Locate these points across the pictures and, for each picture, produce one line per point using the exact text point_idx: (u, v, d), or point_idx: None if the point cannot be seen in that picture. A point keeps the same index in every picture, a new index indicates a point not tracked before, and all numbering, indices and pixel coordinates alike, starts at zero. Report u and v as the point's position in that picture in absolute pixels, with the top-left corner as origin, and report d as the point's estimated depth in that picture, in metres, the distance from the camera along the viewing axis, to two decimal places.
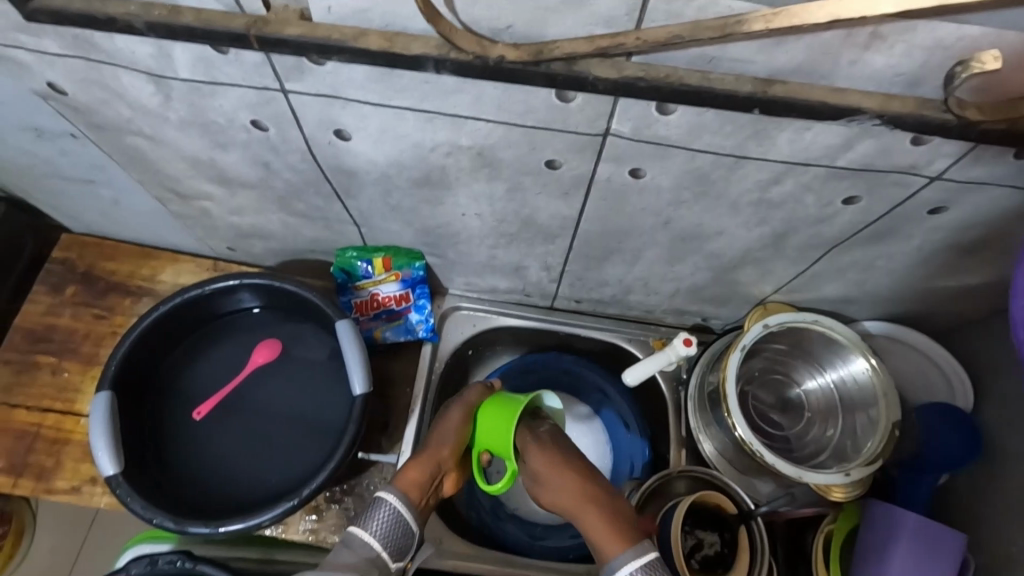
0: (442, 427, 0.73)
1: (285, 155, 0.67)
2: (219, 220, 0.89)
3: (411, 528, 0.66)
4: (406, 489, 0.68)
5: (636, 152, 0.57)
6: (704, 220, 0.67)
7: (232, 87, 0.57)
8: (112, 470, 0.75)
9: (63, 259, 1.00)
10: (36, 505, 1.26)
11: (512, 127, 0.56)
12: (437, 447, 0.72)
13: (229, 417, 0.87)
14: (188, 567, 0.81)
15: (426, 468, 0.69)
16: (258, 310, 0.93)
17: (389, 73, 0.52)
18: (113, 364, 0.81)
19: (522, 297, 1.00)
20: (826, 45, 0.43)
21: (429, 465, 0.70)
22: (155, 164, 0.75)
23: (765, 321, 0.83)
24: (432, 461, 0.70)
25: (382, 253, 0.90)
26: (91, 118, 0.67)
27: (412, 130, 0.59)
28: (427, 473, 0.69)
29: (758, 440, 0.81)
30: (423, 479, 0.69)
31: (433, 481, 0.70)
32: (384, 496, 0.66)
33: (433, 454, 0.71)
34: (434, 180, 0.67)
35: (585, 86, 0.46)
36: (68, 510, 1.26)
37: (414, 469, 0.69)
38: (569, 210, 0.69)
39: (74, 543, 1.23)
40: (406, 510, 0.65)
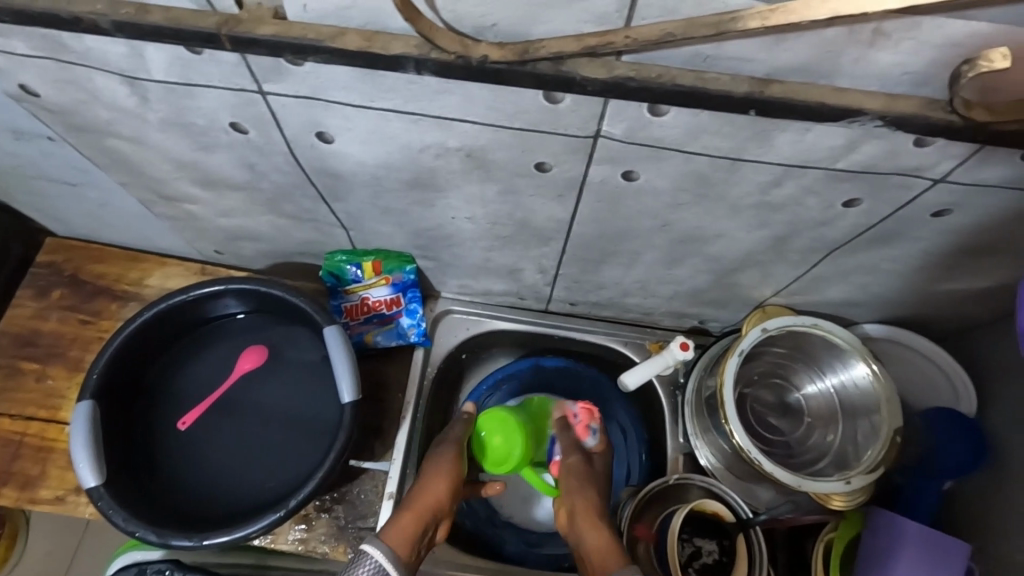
0: (431, 473, 0.77)
1: (269, 157, 0.65)
2: (206, 223, 0.87)
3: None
4: (397, 540, 0.69)
5: (631, 154, 0.55)
6: (702, 222, 0.65)
7: (210, 88, 0.55)
8: (94, 481, 0.73)
9: (49, 263, 0.98)
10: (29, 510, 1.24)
11: (500, 128, 0.54)
12: (428, 497, 0.74)
13: (216, 425, 0.85)
14: None
15: (416, 517, 0.71)
16: (245, 315, 0.91)
17: (371, 73, 0.50)
18: (95, 372, 0.79)
19: (516, 299, 0.98)
20: (827, 43, 0.41)
21: (419, 514, 0.72)
22: (137, 167, 0.73)
23: (764, 325, 0.81)
24: (422, 508, 0.73)
25: (373, 256, 0.88)
26: (68, 119, 0.65)
27: (398, 131, 0.57)
28: (416, 523, 0.71)
29: (757, 448, 0.79)
30: (411, 528, 0.70)
31: (425, 534, 0.72)
32: (370, 545, 0.66)
33: (420, 503, 0.73)
34: (424, 182, 0.65)
35: (573, 86, 0.44)
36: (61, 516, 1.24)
37: (406, 514, 0.72)
38: (563, 212, 0.67)
39: (68, 548, 1.22)
40: (392, 560, 0.65)
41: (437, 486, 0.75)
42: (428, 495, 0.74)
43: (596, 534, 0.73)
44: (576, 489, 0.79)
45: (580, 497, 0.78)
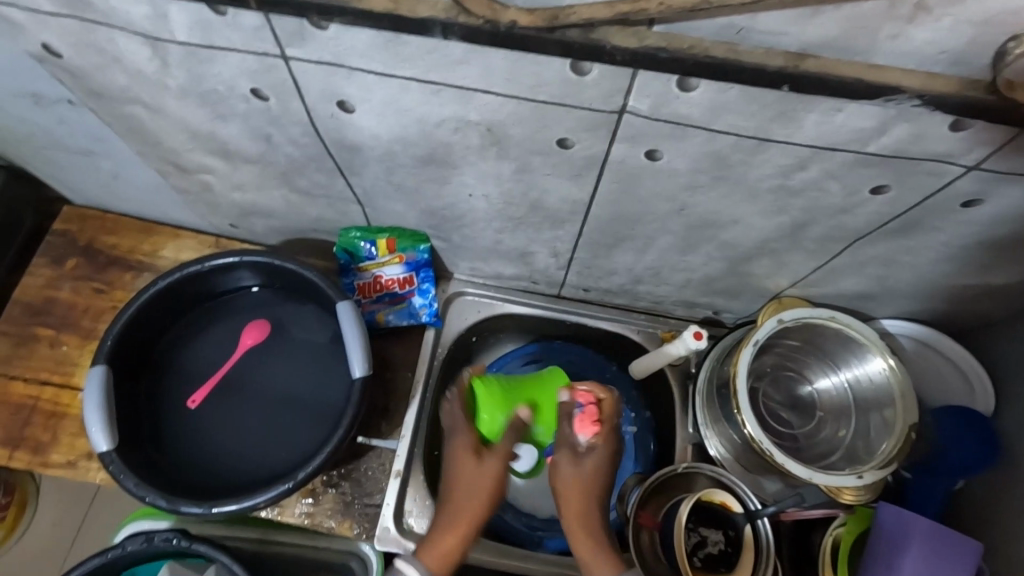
0: (470, 484, 0.74)
1: (286, 127, 0.64)
2: (221, 196, 0.87)
3: None
4: (433, 562, 0.70)
5: (653, 132, 0.54)
6: (721, 208, 0.64)
7: (230, 52, 0.54)
8: (105, 447, 0.73)
9: (64, 232, 0.99)
10: (38, 477, 1.26)
11: (522, 102, 0.53)
12: (468, 508, 0.73)
13: (226, 401, 0.85)
14: (184, 545, 0.82)
15: (460, 538, 0.71)
16: (258, 289, 0.91)
17: (393, 40, 0.49)
18: (108, 339, 0.79)
19: (528, 284, 0.98)
20: (865, 17, 0.39)
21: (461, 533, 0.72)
22: (154, 134, 0.73)
23: (779, 315, 0.80)
24: (465, 528, 0.72)
25: (386, 235, 0.88)
26: (87, 84, 0.65)
27: (418, 103, 0.56)
28: (458, 542, 0.71)
29: (768, 439, 0.78)
30: (449, 551, 0.71)
31: (464, 546, 0.72)
32: (405, 568, 0.68)
33: (459, 522, 0.72)
34: (440, 158, 0.64)
35: (601, 56, 0.43)
36: (70, 486, 1.27)
37: (451, 534, 0.71)
38: (580, 193, 0.66)
39: (74, 519, 1.24)
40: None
41: (474, 504, 0.73)
42: (470, 513, 0.72)
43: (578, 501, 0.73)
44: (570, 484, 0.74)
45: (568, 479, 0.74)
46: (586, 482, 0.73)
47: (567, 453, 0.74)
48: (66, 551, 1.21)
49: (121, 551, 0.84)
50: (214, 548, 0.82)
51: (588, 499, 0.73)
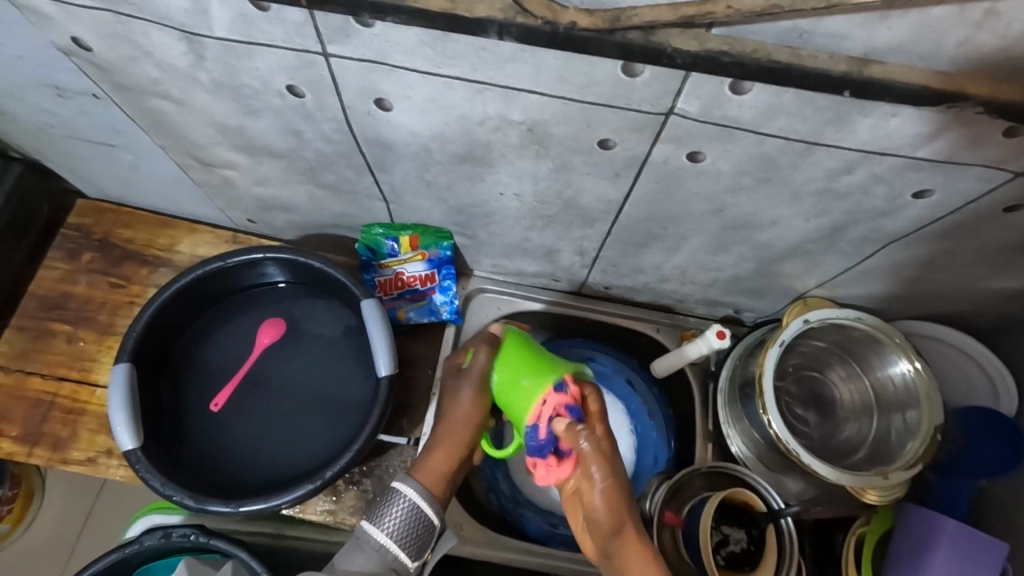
0: (454, 405, 0.72)
1: (319, 124, 0.63)
2: (243, 190, 0.86)
3: (432, 520, 0.69)
4: (425, 479, 0.70)
5: (700, 134, 0.53)
6: (760, 209, 0.64)
7: (270, 48, 0.53)
8: (131, 445, 0.73)
9: (78, 225, 0.98)
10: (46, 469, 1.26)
11: (569, 102, 0.52)
12: (456, 426, 0.72)
13: (247, 400, 0.84)
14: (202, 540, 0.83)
15: (448, 457, 0.71)
16: (282, 284, 0.90)
17: (442, 38, 0.48)
18: (131, 336, 0.78)
19: (549, 281, 0.98)
20: (934, 22, 0.39)
21: (450, 453, 0.72)
22: (180, 128, 0.72)
23: (806, 316, 0.80)
24: (453, 447, 0.72)
25: (409, 231, 0.87)
26: (117, 78, 0.64)
27: (461, 101, 0.55)
28: (450, 463, 0.72)
29: (794, 439, 0.78)
30: (443, 467, 0.71)
31: (456, 463, 0.72)
32: (401, 488, 0.69)
33: (449, 444, 0.72)
34: (477, 156, 0.64)
35: (662, 59, 0.42)
36: (78, 477, 1.26)
37: (438, 454, 0.71)
38: (615, 192, 0.66)
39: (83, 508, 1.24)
40: (425, 502, 0.69)
41: (462, 424, 0.72)
42: (458, 437, 0.72)
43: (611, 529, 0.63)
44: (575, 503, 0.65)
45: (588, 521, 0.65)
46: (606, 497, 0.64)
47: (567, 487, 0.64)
48: (75, 544, 1.21)
49: (139, 546, 0.83)
50: (234, 543, 0.82)
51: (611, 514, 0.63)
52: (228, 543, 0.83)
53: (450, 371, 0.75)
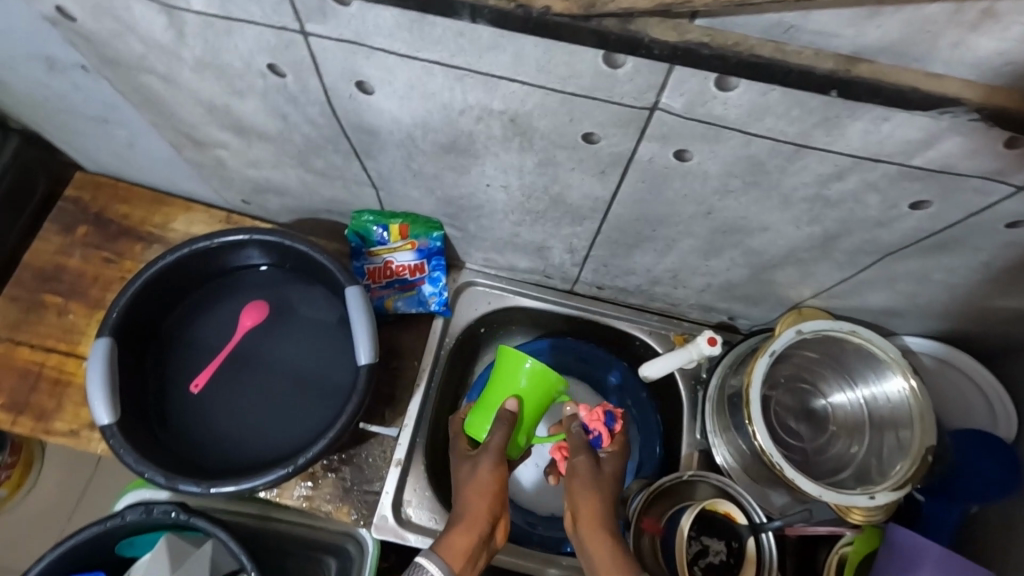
0: (473, 478, 0.69)
1: (302, 106, 0.62)
2: (234, 170, 0.86)
3: None
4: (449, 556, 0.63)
5: (686, 132, 0.51)
6: (750, 214, 0.62)
7: (249, 26, 0.52)
8: (107, 419, 0.73)
9: (76, 199, 0.99)
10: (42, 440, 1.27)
11: (550, 93, 0.50)
12: (476, 498, 0.67)
13: (228, 382, 0.84)
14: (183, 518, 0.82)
15: (473, 533, 0.65)
16: (267, 268, 0.89)
17: (419, 21, 0.46)
18: (114, 312, 0.78)
19: (541, 277, 0.96)
20: (927, 21, 0.36)
21: (475, 528, 0.66)
22: (169, 105, 0.71)
23: (799, 326, 0.78)
24: (477, 522, 0.66)
25: (400, 220, 0.86)
26: (103, 51, 0.63)
27: (441, 88, 0.53)
28: (473, 537, 0.65)
29: (779, 452, 0.75)
30: (467, 544, 0.65)
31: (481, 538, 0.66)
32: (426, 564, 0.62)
33: (473, 517, 0.67)
34: (461, 147, 0.62)
35: (638, 49, 0.40)
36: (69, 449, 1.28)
37: (462, 530, 0.65)
38: (603, 190, 0.64)
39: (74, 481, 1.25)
40: None
41: (483, 496, 0.68)
42: (483, 504, 0.67)
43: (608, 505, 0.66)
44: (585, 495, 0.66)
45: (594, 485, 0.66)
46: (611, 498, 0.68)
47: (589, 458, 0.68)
48: (67, 515, 1.23)
49: (120, 520, 0.84)
50: (212, 523, 0.81)
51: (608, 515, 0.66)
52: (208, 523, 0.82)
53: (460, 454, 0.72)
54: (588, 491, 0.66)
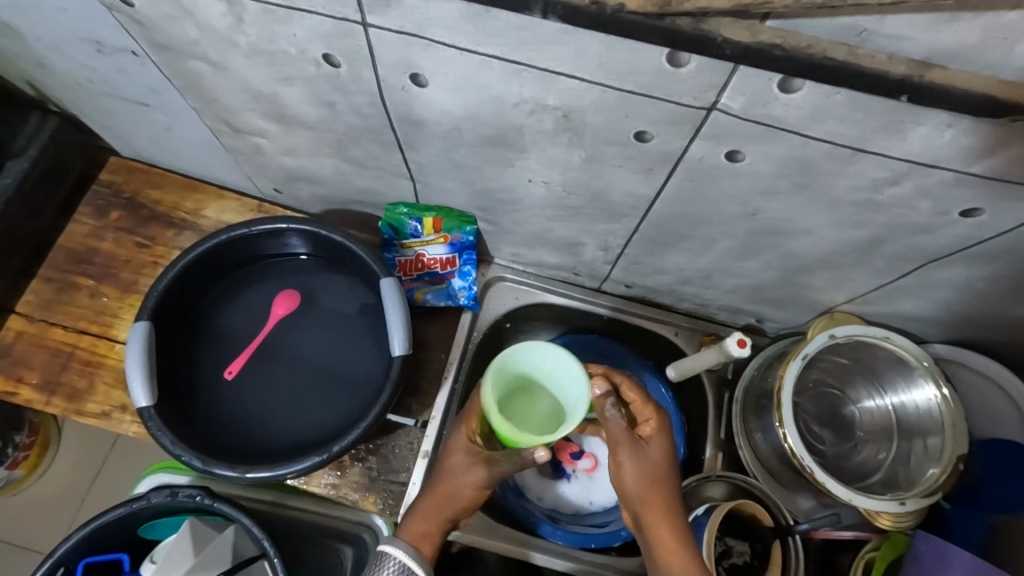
0: (450, 464, 0.73)
1: (351, 96, 0.62)
2: (270, 159, 0.86)
3: None
4: (412, 539, 0.70)
5: (740, 133, 0.51)
6: (794, 217, 0.62)
7: (309, 14, 0.52)
8: (145, 402, 0.73)
9: (110, 182, 1.00)
10: (59, 421, 1.29)
11: (608, 90, 0.50)
12: (449, 481, 0.72)
13: (261, 369, 0.84)
14: (206, 503, 0.83)
15: (439, 516, 0.71)
16: (306, 256, 0.90)
17: (483, 14, 0.46)
18: (153, 295, 0.79)
19: (569, 275, 0.96)
20: (1006, 28, 0.36)
21: (443, 510, 0.71)
22: (214, 91, 0.72)
23: (831, 331, 0.78)
24: (447, 505, 0.71)
25: (433, 214, 0.87)
26: (155, 36, 0.63)
27: (496, 82, 0.53)
28: (435, 523, 0.71)
29: (809, 454, 0.76)
30: (431, 526, 0.71)
31: (447, 519, 0.71)
32: (388, 549, 0.68)
33: (442, 502, 0.71)
34: (508, 141, 0.62)
35: (710, 48, 0.40)
36: (84, 431, 1.29)
37: (423, 514, 0.71)
38: (647, 188, 0.64)
39: (91, 463, 1.27)
40: (414, 562, 0.68)
41: (456, 480, 0.72)
42: (455, 490, 0.71)
43: (658, 493, 0.66)
44: (633, 486, 0.66)
45: (636, 472, 0.66)
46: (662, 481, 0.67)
47: (629, 444, 0.67)
48: (83, 495, 1.24)
49: (145, 502, 0.85)
50: (233, 508, 0.83)
51: (664, 495, 0.66)
52: (230, 509, 0.83)
53: (461, 443, 0.73)
54: (635, 481, 0.66)
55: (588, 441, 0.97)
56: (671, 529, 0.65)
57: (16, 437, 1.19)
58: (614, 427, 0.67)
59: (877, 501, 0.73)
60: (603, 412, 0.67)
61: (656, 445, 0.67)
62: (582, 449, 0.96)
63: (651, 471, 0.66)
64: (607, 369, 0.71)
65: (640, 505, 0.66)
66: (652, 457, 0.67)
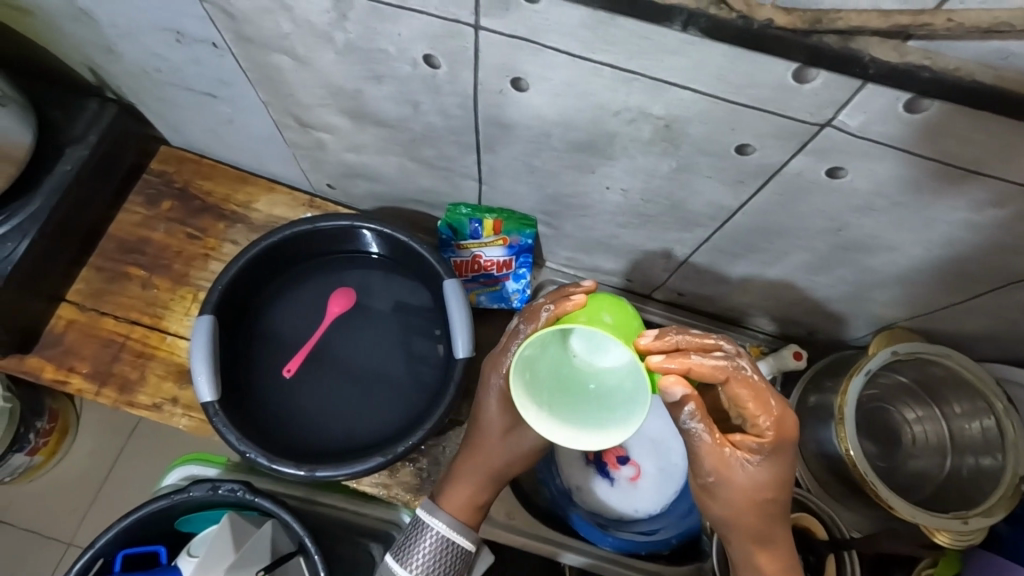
0: (481, 424, 0.70)
1: (442, 97, 0.62)
2: (331, 154, 0.86)
3: (462, 543, 0.69)
4: (452, 507, 0.71)
5: (848, 149, 0.51)
6: (881, 233, 0.62)
7: (419, 15, 0.52)
8: (209, 397, 0.73)
9: (161, 172, 0.99)
10: (79, 407, 1.28)
11: (720, 102, 0.50)
12: (483, 441, 0.70)
13: (321, 365, 0.84)
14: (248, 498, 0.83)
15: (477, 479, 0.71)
16: (378, 255, 0.89)
17: (607, 22, 0.46)
18: (217, 289, 0.79)
19: (621, 281, 0.96)
20: None
21: (481, 472, 0.71)
22: (291, 86, 0.71)
23: (894, 347, 0.78)
24: (483, 468, 0.70)
25: (494, 215, 0.86)
26: (243, 28, 0.63)
27: (602, 89, 0.53)
28: (476, 488, 0.71)
29: (870, 469, 0.76)
30: (470, 492, 0.71)
31: (486, 481, 0.71)
32: (426, 521, 0.69)
33: (477, 465, 0.71)
34: (596, 147, 0.62)
35: (855, 66, 0.40)
36: (105, 419, 1.28)
37: (466, 483, 0.71)
38: (732, 200, 0.64)
39: (110, 451, 1.26)
40: (455, 533, 0.69)
41: (489, 441, 0.70)
42: (490, 449, 0.70)
43: (756, 514, 0.60)
44: (725, 502, 0.59)
45: (733, 495, 0.58)
46: (762, 496, 0.59)
47: (723, 458, 0.56)
48: (100, 481, 1.24)
49: (187, 495, 0.84)
50: (278, 504, 0.82)
51: (763, 508, 0.59)
52: (274, 505, 0.82)
53: (498, 401, 0.68)
54: (729, 500, 0.59)
55: (634, 447, 0.94)
56: (765, 548, 0.62)
57: (39, 422, 1.18)
58: (701, 443, 0.56)
59: (919, 512, 0.74)
60: (677, 424, 0.55)
61: (756, 459, 0.56)
62: (628, 454, 0.94)
63: (753, 490, 0.58)
64: (692, 365, 0.51)
65: (732, 520, 0.61)
66: (753, 474, 0.57)
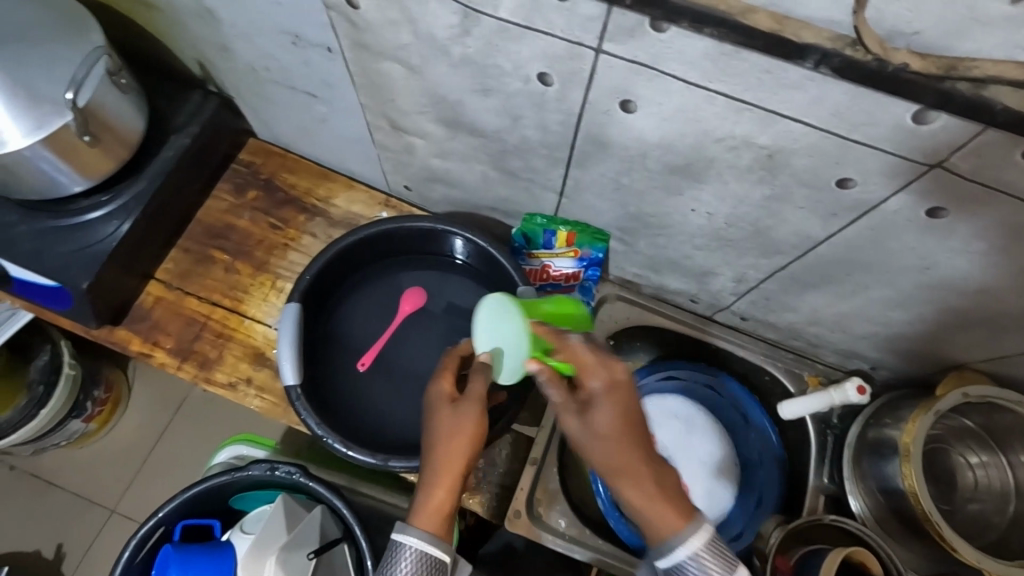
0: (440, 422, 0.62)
1: (545, 112, 0.65)
2: (417, 158, 0.89)
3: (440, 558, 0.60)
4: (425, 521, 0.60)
5: (953, 191, 0.52)
6: (971, 274, 0.62)
7: (544, 36, 0.55)
8: (292, 381, 0.77)
9: (248, 163, 1.05)
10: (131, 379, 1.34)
11: (829, 136, 0.52)
12: (444, 446, 0.61)
13: (393, 361, 0.87)
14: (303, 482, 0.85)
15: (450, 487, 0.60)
16: (461, 261, 0.91)
17: (731, 54, 0.48)
18: (305, 278, 0.83)
19: (684, 300, 0.97)
20: None
21: (452, 478, 0.60)
22: (396, 93, 0.75)
23: (965, 389, 0.76)
24: (453, 473, 0.60)
25: (568, 228, 0.88)
26: (363, 36, 0.67)
27: (711, 117, 0.55)
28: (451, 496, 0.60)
29: (935, 511, 0.75)
30: (441, 503, 0.60)
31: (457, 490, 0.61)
32: (403, 539, 0.59)
33: (444, 472, 0.60)
34: (691, 170, 0.64)
35: (987, 113, 0.43)
36: (157, 394, 1.33)
37: (441, 486, 0.60)
38: (819, 231, 0.65)
39: (158, 424, 1.31)
40: (433, 546, 0.59)
41: (455, 441, 0.61)
42: (456, 452, 0.60)
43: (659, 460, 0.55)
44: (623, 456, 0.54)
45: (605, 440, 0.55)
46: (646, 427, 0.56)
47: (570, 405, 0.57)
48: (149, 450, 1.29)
49: (246, 472, 0.87)
50: (332, 490, 0.84)
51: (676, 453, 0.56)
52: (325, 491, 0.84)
53: (439, 397, 0.64)
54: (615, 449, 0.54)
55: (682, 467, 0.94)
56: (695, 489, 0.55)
57: (96, 391, 1.23)
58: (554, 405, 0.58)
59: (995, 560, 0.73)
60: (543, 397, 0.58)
61: (597, 389, 0.56)
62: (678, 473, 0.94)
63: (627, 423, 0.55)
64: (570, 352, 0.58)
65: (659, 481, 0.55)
66: (603, 404, 0.55)
